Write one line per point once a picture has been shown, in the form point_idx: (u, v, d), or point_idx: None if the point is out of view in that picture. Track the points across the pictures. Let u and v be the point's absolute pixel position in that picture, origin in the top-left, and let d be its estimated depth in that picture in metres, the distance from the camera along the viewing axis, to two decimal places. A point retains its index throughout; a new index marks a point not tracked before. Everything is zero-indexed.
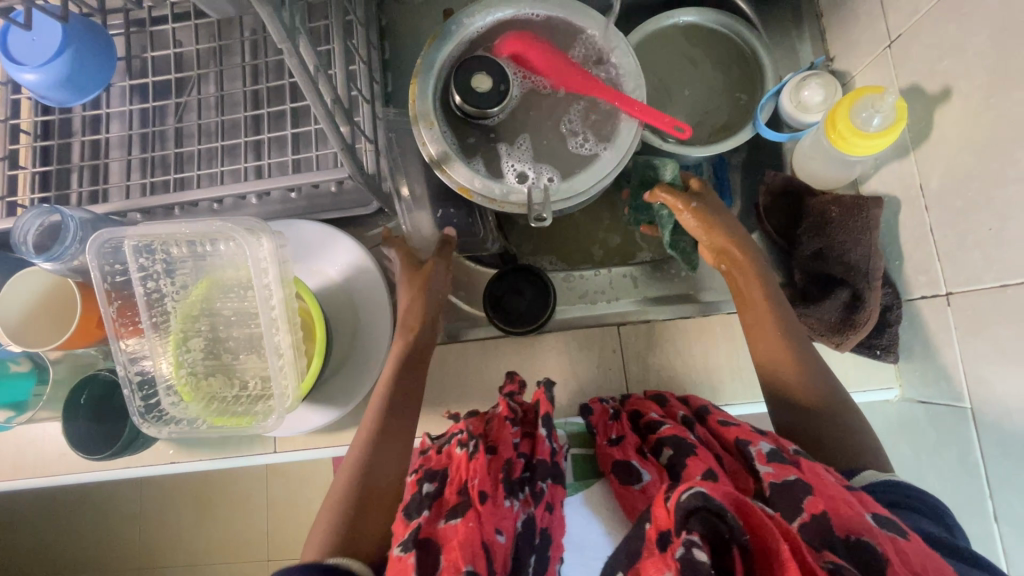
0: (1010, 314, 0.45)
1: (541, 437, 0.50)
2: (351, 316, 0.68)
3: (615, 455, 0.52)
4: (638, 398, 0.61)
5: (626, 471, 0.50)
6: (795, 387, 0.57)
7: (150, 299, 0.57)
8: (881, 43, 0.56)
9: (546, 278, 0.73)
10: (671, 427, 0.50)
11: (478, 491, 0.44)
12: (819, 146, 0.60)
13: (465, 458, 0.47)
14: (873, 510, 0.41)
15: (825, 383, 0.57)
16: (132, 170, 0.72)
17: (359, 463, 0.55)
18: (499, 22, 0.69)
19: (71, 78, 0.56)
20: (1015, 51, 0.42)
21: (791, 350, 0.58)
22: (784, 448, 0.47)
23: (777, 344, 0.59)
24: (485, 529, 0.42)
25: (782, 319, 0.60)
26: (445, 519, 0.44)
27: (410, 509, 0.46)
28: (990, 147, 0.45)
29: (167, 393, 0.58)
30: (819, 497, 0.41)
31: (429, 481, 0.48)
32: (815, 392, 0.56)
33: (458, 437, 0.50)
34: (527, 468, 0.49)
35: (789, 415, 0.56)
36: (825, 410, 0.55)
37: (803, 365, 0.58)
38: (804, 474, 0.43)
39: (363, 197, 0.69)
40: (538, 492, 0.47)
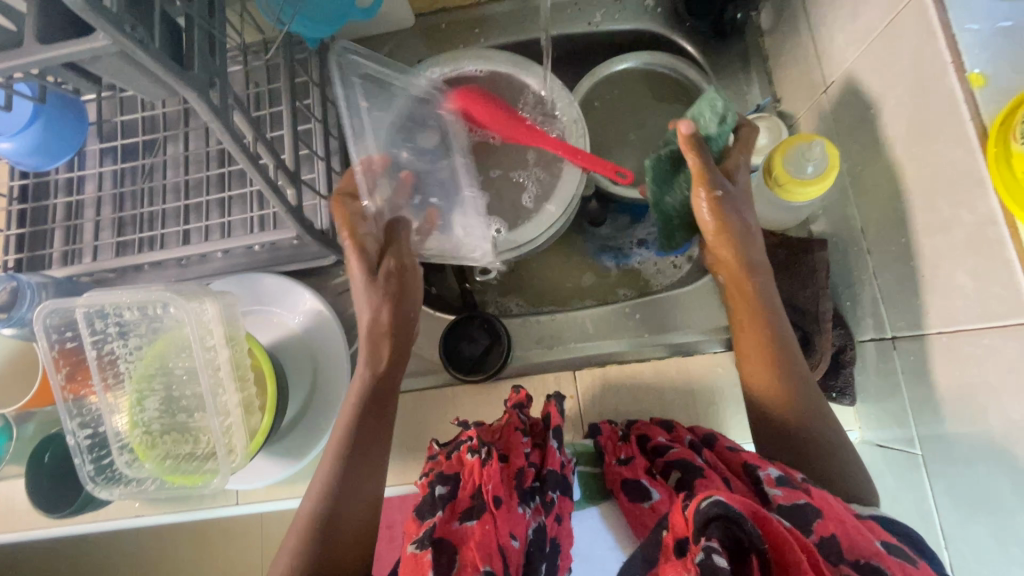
0: (949, 361, 0.47)
1: (552, 450, 0.54)
2: (308, 369, 0.70)
3: (625, 476, 0.53)
4: (644, 423, 0.59)
5: (635, 488, 0.51)
6: (787, 417, 0.54)
7: (103, 362, 0.58)
8: (819, 89, 0.62)
9: (500, 323, 0.71)
10: (680, 450, 0.51)
11: (493, 496, 0.47)
12: (761, 194, 0.63)
13: (478, 465, 0.49)
14: (882, 537, 0.41)
15: (817, 412, 0.53)
16: (104, 229, 0.76)
17: (330, 485, 0.54)
18: (443, 80, 0.69)
19: (40, 145, 0.67)
20: (927, 119, 0.46)
21: (785, 375, 0.55)
22: (791, 473, 0.46)
23: (772, 368, 0.55)
24: (501, 533, 0.45)
25: (777, 338, 0.56)
26: (461, 520, 0.47)
27: (423, 509, 0.49)
28: (915, 197, 0.48)
29: (121, 452, 0.58)
30: (829, 520, 0.41)
31: (442, 483, 0.50)
32: (807, 420, 0.53)
33: (468, 443, 0.53)
34: (538, 478, 0.53)
35: (783, 446, 0.53)
36: (815, 438, 0.52)
37: (799, 393, 0.54)
38: (815, 500, 0.42)
39: (320, 251, 0.70)
40: (547, 503, 0.50)
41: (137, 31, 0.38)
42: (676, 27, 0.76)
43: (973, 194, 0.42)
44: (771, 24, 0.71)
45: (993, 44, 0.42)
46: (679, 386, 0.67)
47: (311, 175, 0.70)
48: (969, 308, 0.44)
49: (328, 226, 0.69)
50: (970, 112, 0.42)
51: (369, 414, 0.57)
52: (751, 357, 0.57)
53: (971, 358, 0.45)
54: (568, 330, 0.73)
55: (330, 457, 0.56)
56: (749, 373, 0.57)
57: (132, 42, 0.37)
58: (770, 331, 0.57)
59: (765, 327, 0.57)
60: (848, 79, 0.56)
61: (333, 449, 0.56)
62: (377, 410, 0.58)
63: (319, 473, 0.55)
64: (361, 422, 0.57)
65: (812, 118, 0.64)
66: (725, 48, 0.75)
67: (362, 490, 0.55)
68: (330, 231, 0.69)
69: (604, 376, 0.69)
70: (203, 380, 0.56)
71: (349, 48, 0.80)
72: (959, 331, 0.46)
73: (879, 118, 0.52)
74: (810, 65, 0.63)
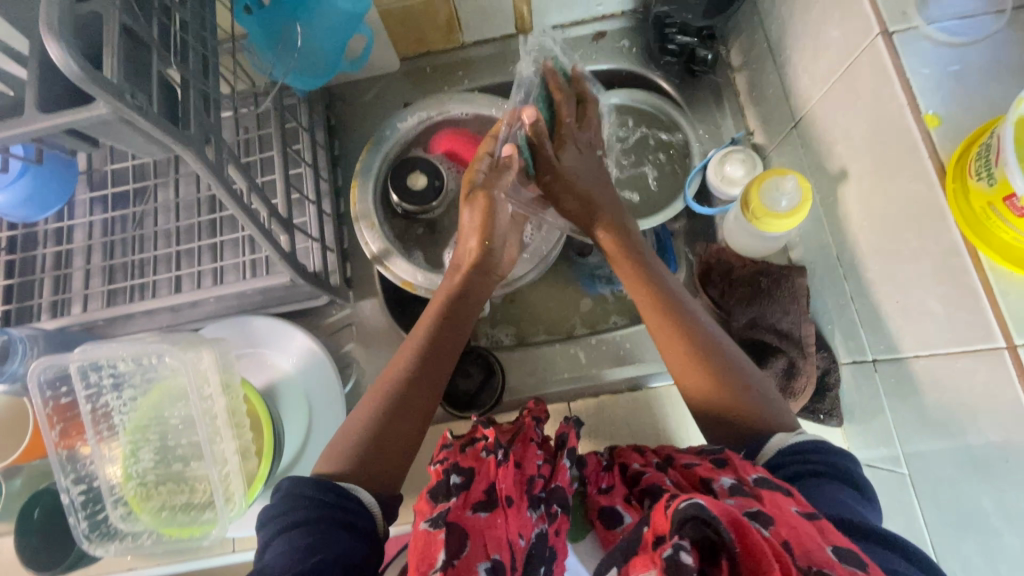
0: (926, 384, 0.49)
1: (564, 466, 0.56)
2: (303, 411, 0.70)
3: (603, 503, 0.56)
4: (631, 446, 0.61)
5: (611, 514, 0.55)
6: (713, 403, 0.52)
7: (97, 415, 0.57)
8: (788, 123, 0.65)
9: (493, 357, 0.71)
10: (652, 475, 0.52)
11: (505, 495, 0.50)
12: (741, 226, 0.66)
13: (493, 464, 0.52)
14: (834, 542, 0.37)
15: (743, 387, 0.52)
16: (94, 277, 0.76)
17: (392, 393, 0.56)
18: (430, 123, 0.71)
19: (32, 197, 0.68)
20: (889, 156, 0.49)
21: (700, 363, 0.54)
22: (744, 478, 0.44)
23: (686, 359, 0.54)
24: (511, 530, 0.48)
25: (684, 325, 0.56)
26: (474, 509, 0.49)
27: (436, 492, 0.51)
28: (884, 228, 0.51)
29: (115, 506, 0.58)
30: (781, 526, 0.38)
31: (456, 474, 0.52)
32: (731, 398, 0.51)
33: (484, 444, 0.55)
34: (544, 489, 0.54)
35: (723, 433, 0.51)
36: (745, 413, 0.51)
37: (719, 374, 0.53)
38: (766, 508, 0.40)
39: (313, 292, 0.71)
40: (552, 513, 0.52)
41: (135, 98, 0.39)
42: (651, 65, 0.79)
43: (936, 227, 0.45)
44: (740, 62, 0.75)
45: (943, 87, 0.46)
46: (669, 412, 0.71)
47: (303, 218, 0.71)
48: (940, 333, 0.47)
49: (321, 267, 0.70)
50: (927, 150, 0.45)
51: (439, 338, 0.60)
52: (669, 352, 0.56)
53: (947, 381, 0.47)
54: (560, 361, 0.75)
55: None
56: (672, 367, 0.56)
57: (131, 109, 0.38)
58: (675, 320, 0.56)
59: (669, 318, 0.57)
60: (814, 115, 0.59)
61: (402, 364, 0.58)
62: (451, 329, 0.61)
63: (381, 386, 0.57)
64: (434, 344, 0.59)
65: (784, 151, 0.67)
66: (698, 83, 0.79)
67: (422, 404, 0.57)
68: (323, 273, 0.70)
69: (598, 408, 0.72)
70: (200, 429, 0.56)
71: (337, 92, 0.82)
72: (933, 355, 0.48)
73: (845, 153, 0.55)
74: (779, 102, 0.66)
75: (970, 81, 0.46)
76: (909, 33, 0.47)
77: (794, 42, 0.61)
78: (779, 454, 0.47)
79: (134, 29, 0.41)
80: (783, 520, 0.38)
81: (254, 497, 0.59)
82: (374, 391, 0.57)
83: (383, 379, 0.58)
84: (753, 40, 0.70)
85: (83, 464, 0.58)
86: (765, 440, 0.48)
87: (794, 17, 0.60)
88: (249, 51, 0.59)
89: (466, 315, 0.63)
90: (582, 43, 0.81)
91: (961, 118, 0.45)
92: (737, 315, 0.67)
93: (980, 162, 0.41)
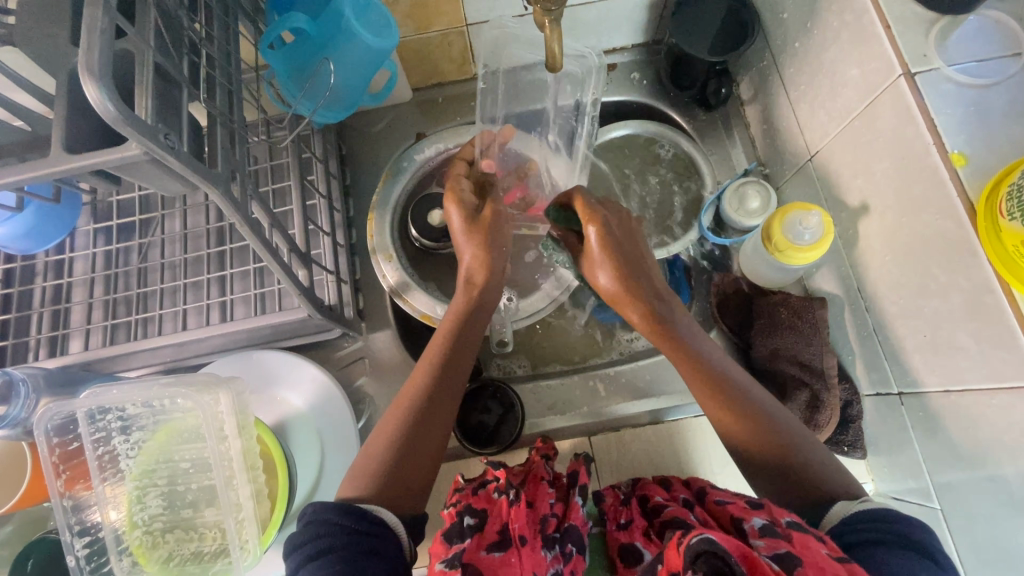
0: (960, 419, 0.49)
1: (577, 505, 0.54)
2: (314, 451, 0.68)
3: (622, 540, 0.54)
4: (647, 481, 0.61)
5: (630, 553, 0.53)
6: (758, 460, 0.51)
7: (103, 460, 0.55)
8: (803, 156, 0.66)
9: (509, 392, 0.70)
10: (674, 508, 0.52)
11: (519, 534, 0.48)
12: (760, 254, 0.67)
13: (505, 504, 0.51)
14: None
15: (801, 459, 0.50)
16: (94, 311, 0.73)
17: (416, 406, 0.54)
18: (446, 155, 0.72)
19: (34, 230, 0.61)
20: (915, 193, 0.49)
21: (754, 436, 0.51)
22: (776, 519, 0.44)
23: (738, 432, 0.52)
24: (525, 567, 0.46)
25: (734, 394, 0.53)
26: (487, 550, 0.47)
27: (451, 533, 0.50)
28: (914, 264, 0.51)
29: (119, 557, 0.54)
30: (809, 568, 0.38)
31: (470, 515, 0.51)
32: (787, 463, 0.50)
33: (495, 485, 0.54)
34: (558, 529, 0.52)
35: (786, 502, 0.49)
36: (805, 483, 0.49)
37: (775, 447, 0.50)
38: (795, 548, 0.40)
39: (327, 325, 0.69)
40: (567, 553, 0.50)
41: (168, 138, 0.38)
42: (661, 98, 0.81)
43: (968, 264, 0.46)
44: (750, 95, 0.76)
45: (966, 128, 0.47)
46: (691, 444, 0.69)
47: (318, 250, 0.70)
48: (974, 368, 0.47)
49: (336, 300, 0.69)
50: (956, 188, 0.46)
51: (448, 376, 0.56)
52: (718, 418, 0.53)
53: (981, 417, 0.47)
54: (577, 393, 0.73)
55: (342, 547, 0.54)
56: (726, 437, 0.53)
57: (163, 150, 0.37)
58: (725, 394, 0.53)
59: (716, 393, 0.54)
60: (832, 150, 0.60)
61: (419, 380, 0.56)
62: (465, 335, 0.59)
63: (388, 426, 0.54)
64: (445, 383, 0.56)
65: (797, 183, 0.68)
66: (709, 116, 0.80)
67: (435, 441, 0.54)
68: (337, 305, 0.68)
69: (618, 443, 0.70)
70: (215, 477, 0.54)
71: (347, 121, 0.81)
72: (967, 391, 0.48)
73: (865, 188, 0.56)
74: (793, 135, 0.67)
75: (993, 120, 0.47)
76: (931, 73, 0.48)
77: (809, 78, 0.62)
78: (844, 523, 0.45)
79: (166, 68, 0.40)
80: (812, 563, 0.38)
81: (268, 543, 0.57)
82: (396, 408, 0.55)
83: (405, 393, 0.56)
84: (765, 75, 0.71)
85: (87, 514, 0.55)
86: (830, 507, 0.47)
87: (809, 54, 0.62)
88: (271, 84, 0.60)
89: (479, 329, 0.60)
90: None
91: (988, 157, 0.46)
92: (759, 345, 0.67)
93: (1011, 202, 0.41)
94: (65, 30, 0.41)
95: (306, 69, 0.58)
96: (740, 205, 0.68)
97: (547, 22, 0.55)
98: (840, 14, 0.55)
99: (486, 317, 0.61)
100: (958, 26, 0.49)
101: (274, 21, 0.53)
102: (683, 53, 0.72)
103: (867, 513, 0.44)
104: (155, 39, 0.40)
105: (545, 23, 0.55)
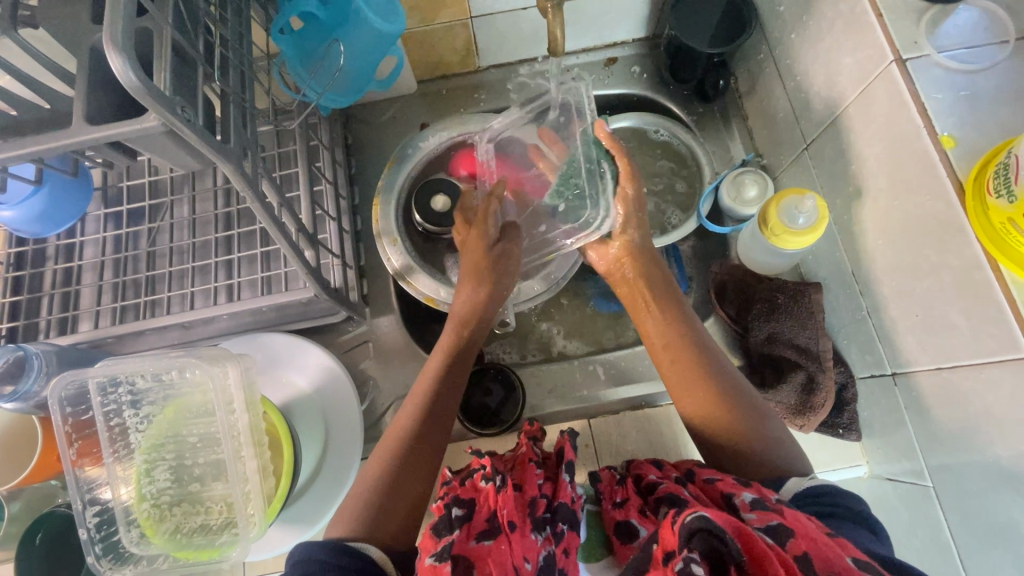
0: (952, 396, 0.50)
1: (565, 484, 0.55)
2: (320, 431, 0.69)
3: (617, 518, 0.55)
4: (640, 461, 0.61)
5: (627, 529, 0.54)
6: (721, 423, 0.55)
7: (113, 433, 0.56)
8: (799, 145, 0.68)
9: (510, 374, 0.71)
10: (667, 486, 0.52)
11: (508, 520, 0.49)
12: (757, 241, 0.68)
13: (493, 491, 0.51)
14: (853, 554, 0.39)
15: (758, 429, 0.54)
16: (103, 294, 0.74)
17: (404, 440, 0.56)
18: (450, 142, 0.73)
19: (46, 213, 0.62)
20: (907, 175, 0.51)
21: (721, 407, 0.55)
22: (765, 496, 0.45)
23: (708, 403, 0.56)
24: (516, 554, 0.47)
25: (707, 373, 0.58)
26: (477, 539, 0.48)
27: (439, 526, 0.49)
28: (904, 244, 0.53)
29: (128, 528, 0.56)
30: (800, 539, 0.39)
31: (458, 505, 0.51)
32: (749, 432, 0.54)
33: (481, 471, 0.54)
34: (549, 509, 0.53)
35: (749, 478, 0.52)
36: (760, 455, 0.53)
37: (742, 424, 0.54)
38: (786, 520, 0.41)
39: (332, 308, 0.70)
40: (558, 532, 0.52)
41: (185, 111, 0.39)
42: (661, 90, 0.82)
43: (957, 242, 0.47)
44: (748, 88, 0.77)
45: (956, 111, 0.48)
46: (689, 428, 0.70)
47: (324, 235, 0.72)
48: (964, 345, 0.48)
49: (341, 283, 0.70)
50: (946, 169, 0.47)
51: (448, 384, 0.60)
52: (687, 398, 0.58)
53: (971, 393, 0.48)
54: (579, 378, 0.74)
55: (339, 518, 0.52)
56: (693, 416, 0.57)
57: (179, 122, 0.38)
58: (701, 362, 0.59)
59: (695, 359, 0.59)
60: (826, 138, 0.62)
61: (405, 420, 0.57)
62: (453, 370, 0.61)
63: (375, 465, 0.55)
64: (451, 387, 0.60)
65: (795, 172, 0.69)
66: (707, 108, 0.81)
67: (428, 457, 0.56)
68: (343, 289, 0.70)
69: (619, 426, 0.70)
70: (223, 445, 0.55)
71: (353, 112, 0.83)
72: (956, 367, 0.49)
73: (860, 174, 0.57)
74: (789, 125, 0.69)
75: (981, 104, 0.48)
76: (922, 60, 0.50)
77: (804, 69, 0.64)
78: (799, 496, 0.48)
79: (183, 46, 0.42)
80: (803, 533, 0.40)
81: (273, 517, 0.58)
82: (382, 447, 0.56)
83: (392, 433, 0.57)
84: (762, 67, 0.73)
85: (97, 485, 0.56)
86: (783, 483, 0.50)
87: (804, 45, 0.63)
88: (280, 70, 0.62)
89: (466, 364, 0.62)
90: (595, 69, 0.83)
91: (976, 139, 0.47)
92: (757, 330, 0.69)
93: (998, 181, 0.43)
94: (86, 10, 0.43)
95: (314, 53, 0.59)
96: (739, 190, 0.69)
97: (550, 8, 0.57)
98: (835, 4, 0.57)
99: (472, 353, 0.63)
100: (948, 15, 0.51)
101: (286, 7, 0.54)
102: (683, 45, 0.74)
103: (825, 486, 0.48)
104: (173, 17, 0.42)
105: (548, 8, 0.57)
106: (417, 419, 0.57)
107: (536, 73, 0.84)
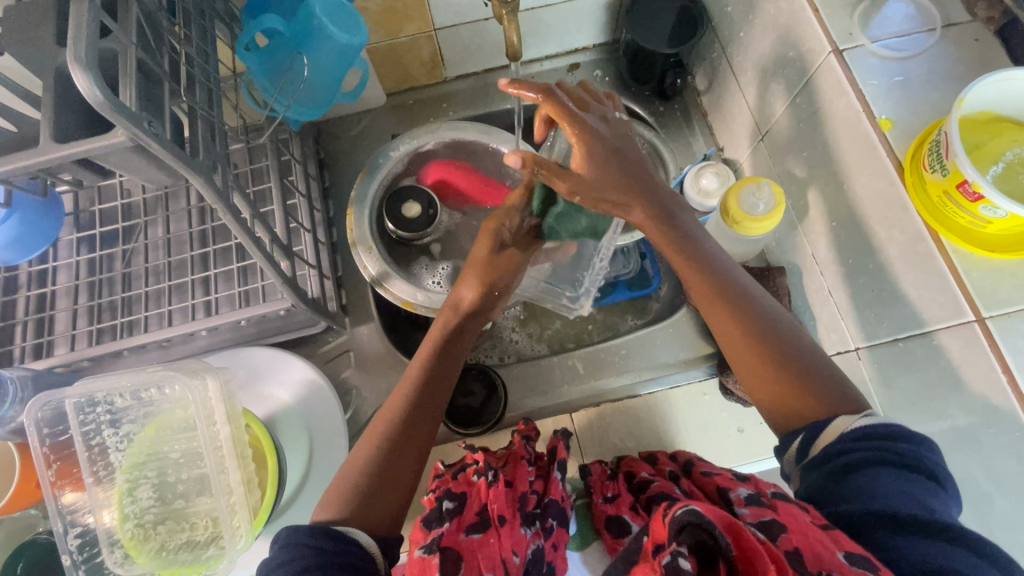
0: (908, 364, 0.53)
1: (557, 481, 0.56)
2: (305, 442, 0.69)
3: (608, 511, 0.55)
4: (632, 458, 0.62)
5: (617, 524, 0.54)
6: (754, 368, 0.52)
7: (93, 453, 0.56)
8: (756, 137, 0.70)
9: (491, 373, 0.73)
10: (659, 483, 0.53)
11: (498, 514, 0.48)
12: (722, 231, 0.70)
13: (484, 485, 0.50)
14: (847, 547, 0.37)
15: (801, 366, 0.50)
16: (78, 318, 0.73)
17: (400, 420, 0.56)
18: (416, 149, 0.74)
19: (18, 238, 0.62)
20: (852, 159, 0.54)
21: (752, 345, 0.52)
22: (762, 491, 0.46)
23: (738, 338, 0.53)
24: (504, 547, 0.47)
25: (737, 306, 0.53)
26: (467, 532, 0.47)
27: (429, 518, 0.49)
28: (857, 222, 0.55)
29: (111, 549, 0.55)
30: (792, 534, 0.39)
31: (448, 499, 0.50)
32: (789, 375, 0.50)
33: (474, 467, 0.53)
34: (538, 505, 0.53)
35: (790, 420, 0.50)
36: (806, 398, 0.49)
37: (785, 364, 0.50)
38: (779, 516, 0.41)
39: (311, 319, 0.71)
40: (547, 527, 0.51)
41: (152, 125, 0.40)
42: (622, 92, 0.85)
43: (902, 217, 0.50)
44: (705, 86, 0.81)
45: (891, 96, 0.52)
46: (667, 416, 0.71)
47: (299, 246, 0.72)
48: (917, 314, 0.50)
49: (319, 293, 0.70)
50: (886, 150, 0.51)
51: (440, 370, 0.59)
52: (719, 327, 0.54)
53: (928, 360, 0.50)
54: (558, 373, 0.76)
55: (330, 499, 0.52)
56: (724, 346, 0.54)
57: (147, 136, 0.39)
58: (727, 301, 0.53)
59: (718, 300, 0.54)
60: (779, 128, 0.65)
61: (398, 402, 0.57)
62: (447, 351, 0.61)
63: (371, 438, 0.55)
64: (435, 376, 0.59)
65: (754, 163, 0.72)
66: (668, 106, 0.84)
67: (424, 436, 0.56)
68: (321, 298, 0.70)
69: (599, 419, 0.72)
70: (206, 459, 0.55)
71: (324, 127, 0.84)
72: (914, 336, 0.51)
73: (810, 160, 0.60)
74: (745, 118, 0.72)
75: (913, 89, 0.52)
76: (857, 50, 0.53)
77: (754, 64, 0.67)
78: (846, 437, 0.45)
79: (149, 64, 0.43)
80: (796, 528, 0.39)
81: (259, 529, 0.58)
82: (378, 422, 0.56)
83: (386, 411, 0.57)
84: (716, 65, 0.76)
85: (77, 507, 0.55)
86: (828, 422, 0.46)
87: (752, 41, 0.67)
88: (248, 86, 0.63)
89: (462, 349, 0.62)
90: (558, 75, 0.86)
91: (911, 121, 0.51)
92: None
93: (934, 157, 0.47)
94: (51, 33, 0.44)
95: (280, 68, 0.61)
96: (701, 182, 0.72)
97: (505, 14, 0.59)
98: (775, 3, 0.60)
99: (467, 339, 0.63)
100: (880, 7, 0.54)
101: (251, 24, 0.56)
102: (641, 47, 0.76)
103: (866, 429, 0.44)
104: (137, 37, 0.43)
105: (503, 15, 0.59)
106: (412, 398, 0.57)
107: (502, 80, 0.86)
